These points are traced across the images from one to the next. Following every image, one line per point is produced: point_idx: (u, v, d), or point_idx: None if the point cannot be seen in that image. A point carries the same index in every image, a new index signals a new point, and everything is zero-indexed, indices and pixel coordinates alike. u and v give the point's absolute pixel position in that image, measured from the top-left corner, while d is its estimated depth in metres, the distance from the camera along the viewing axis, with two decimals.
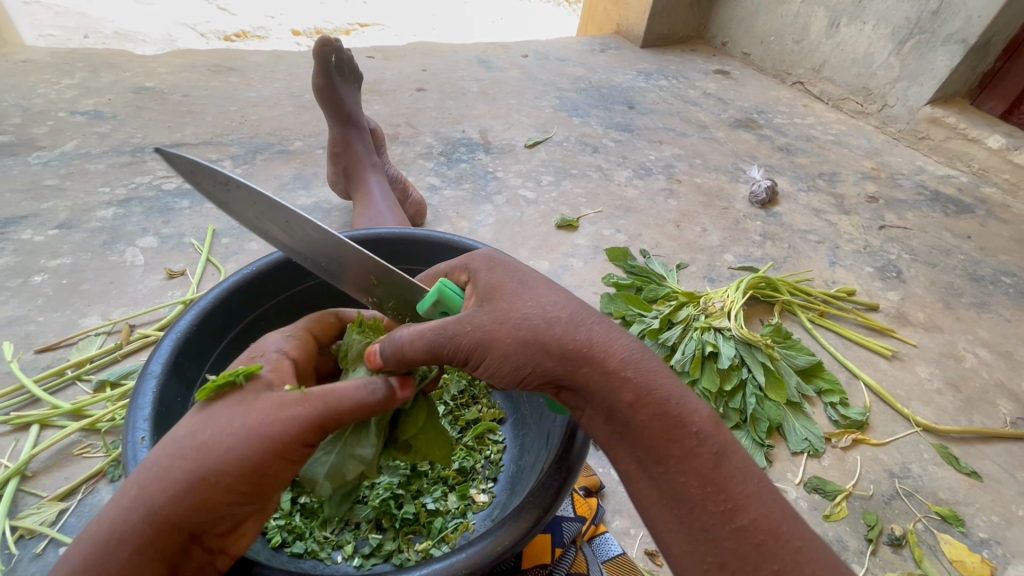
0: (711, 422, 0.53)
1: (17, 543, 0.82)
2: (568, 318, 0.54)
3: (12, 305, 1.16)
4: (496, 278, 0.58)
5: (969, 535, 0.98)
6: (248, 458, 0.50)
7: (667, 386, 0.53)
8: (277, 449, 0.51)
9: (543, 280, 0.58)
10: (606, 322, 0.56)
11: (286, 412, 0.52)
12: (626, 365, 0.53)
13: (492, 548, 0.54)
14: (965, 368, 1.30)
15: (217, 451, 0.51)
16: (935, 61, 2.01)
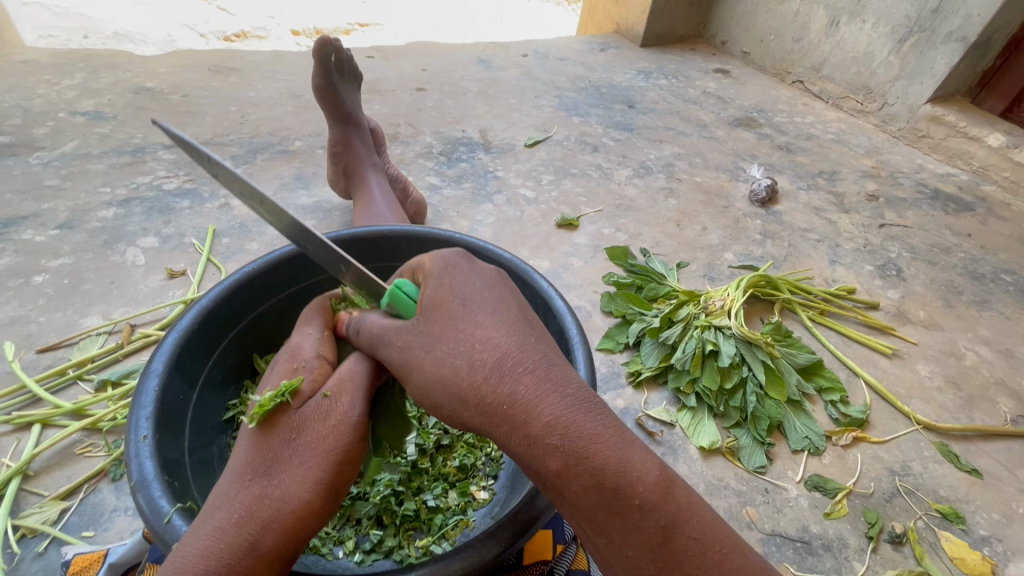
0: (659, 488, 0.50)
1: (19, 543, 0.82)
2: (499, 368, 0.53)
3: (13, 306, 1.16)
4: (435, 310, 0.58)
5: (970, 533, 0.99)
6: (322, 476, 0.55)
7: (606, 447, 0.50)
8: (344, 450, 0.56)
9: (476, 322, 0.56)
10: (545, 368, 0.54)
11: (331, 417, 0.58)
12: (556, 427, 0.51)
13: (489, 548, 0.55)
14: (965, 365, 1.30)
15: (290, 481, 0.54)
16: (935, 59, 2.01)
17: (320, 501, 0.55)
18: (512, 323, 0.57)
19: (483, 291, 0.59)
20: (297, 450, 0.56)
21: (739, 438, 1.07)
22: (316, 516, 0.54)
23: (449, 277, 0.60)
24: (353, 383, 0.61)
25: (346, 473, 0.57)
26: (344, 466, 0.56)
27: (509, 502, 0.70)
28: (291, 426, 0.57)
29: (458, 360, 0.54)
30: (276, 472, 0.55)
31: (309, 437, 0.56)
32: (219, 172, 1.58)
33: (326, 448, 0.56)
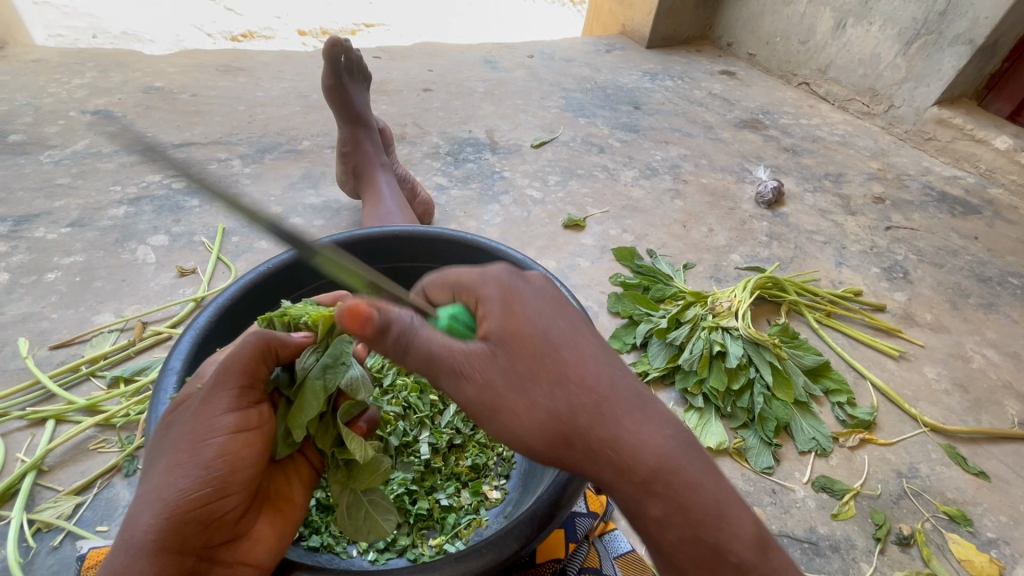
0: (755, 543, 0.50)
1: (35, 536, 0.83)
2: (597, 414, 0.50)
3: (26, 303, 1.17)
4: (517, 341, 0.51)
5: (977, 535, 0.99)
6: (187, 458, 0.53)
7: (708, 496, 0.50)
8: (209, 428, 0.55)
9: (575, 350, 0.52)
10: (638, 412, 0.51)
11: (196, 401, 0.57)
12: (659, 476, 0.50)
13: (507, 549, 0.56)
14: (972, 368, 1.30)
15: (158, 473, 0.53)
16: (942, 61, 2.01)
17: (192, 488, 0.52)
18: (597, 362, 0.52)
19: (560, 320, 0.53)
20: (165, 443, 0.55)
21: (746, 439, 1.07)
22: (191, 498, 0.52)
23: (517, 299, 0.53)
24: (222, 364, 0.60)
25: (223, 449, 0.55)
26: (216, 441, 0.54)
27: (522, 503, 0.71)
28: (162, 427, 0.58)
29: (553, 405, 0.50)
30: (148, 472, 0.55)
31: (174, 429, 0.56)
32: (228, 171, 1.59)
33: (188, 431, 0.54)
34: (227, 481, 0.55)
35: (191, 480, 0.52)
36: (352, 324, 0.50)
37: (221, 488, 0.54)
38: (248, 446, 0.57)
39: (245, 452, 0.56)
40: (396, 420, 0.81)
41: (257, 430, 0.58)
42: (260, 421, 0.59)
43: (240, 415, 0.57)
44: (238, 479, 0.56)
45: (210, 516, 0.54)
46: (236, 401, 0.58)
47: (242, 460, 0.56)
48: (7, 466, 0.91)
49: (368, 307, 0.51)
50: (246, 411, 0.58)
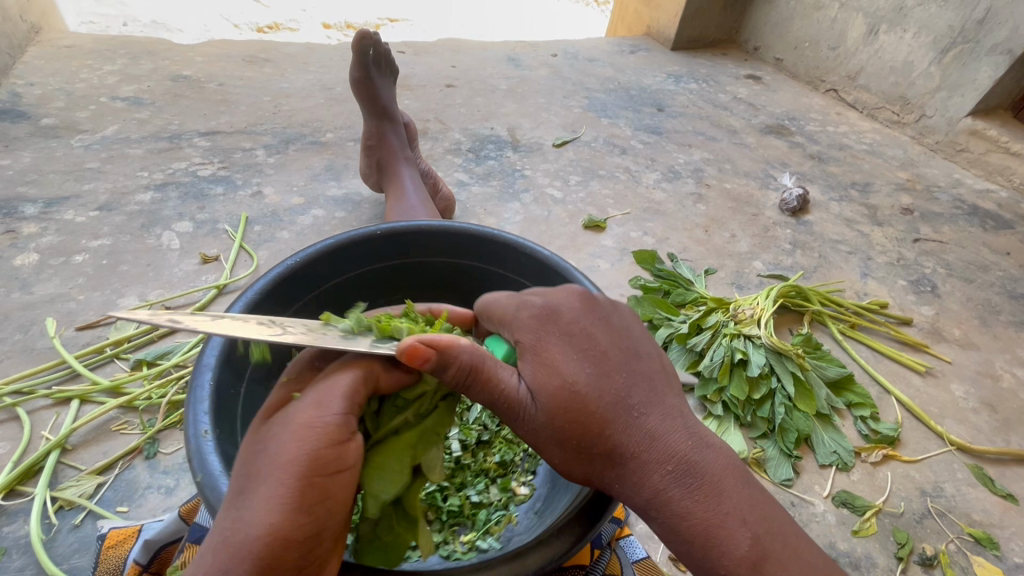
0: (745, 560, 0.54)
1: (57, 514, 0.84)
2: (603, 454, 0.58)
3: (55, 284, 1.19)
4: (541, 384, 0.58)
5: (1004, 559, 0.96)
6: (285, 494, 0.46)
7: (699, 517, 0.55)
8: (310, 459, 0.48)
9: (581, 390, 0.58)
10: (640, 450, 0.58)
11: (296, 419, 0.50)
12: (654, 502, 0.57)
13: (553, 549, 0.55)
14: (1002, 388, 1.26)
15: (253, 505, 0.46)
16: (978, 71, 1.96)
17: (296, 526, 0.46)
18: (606, 406, 0.58)
19: (582, 364, 0.59)
20: (261, 467, 0.48)
21: (765, 449, 1.06)
22: (287, 543, 0.46)
23: (542, 346, 0.60)
24: (330, 382, 0.54)
25: (320, 491, 0.48)
26: (317, 478, 0.48)
27: (553, 498, 0.70)
28: (256, 445, 0.51)
29: (567, 441, 0.58)
30: (239, 499, 0.48)
31: (272, 450, 0.49)
32: (252, 160, 1.60)
33: (287, 458, 0.48)
34: (320, 529, 0.48)
35: (288, 521, 0.46)
36: (412, 363, 0.54)
37: (315, 535, 0.48)
38: (342, 484, 0.51)
39: (337, 493, 0.50)
40: None
41: (350, 466, 0.52)
42: (356, 454, 0.53)
43: (340, 447, 0.51)
44: (332, 522, 0.49)
45: (302, 565, 0.47)
46: (342, 422, 0.52)
47: (334, 497, 0.50)
48: (32, 445, 0.93)
49: (425, 350, 0.54)
50: (346, 442, 0.51)
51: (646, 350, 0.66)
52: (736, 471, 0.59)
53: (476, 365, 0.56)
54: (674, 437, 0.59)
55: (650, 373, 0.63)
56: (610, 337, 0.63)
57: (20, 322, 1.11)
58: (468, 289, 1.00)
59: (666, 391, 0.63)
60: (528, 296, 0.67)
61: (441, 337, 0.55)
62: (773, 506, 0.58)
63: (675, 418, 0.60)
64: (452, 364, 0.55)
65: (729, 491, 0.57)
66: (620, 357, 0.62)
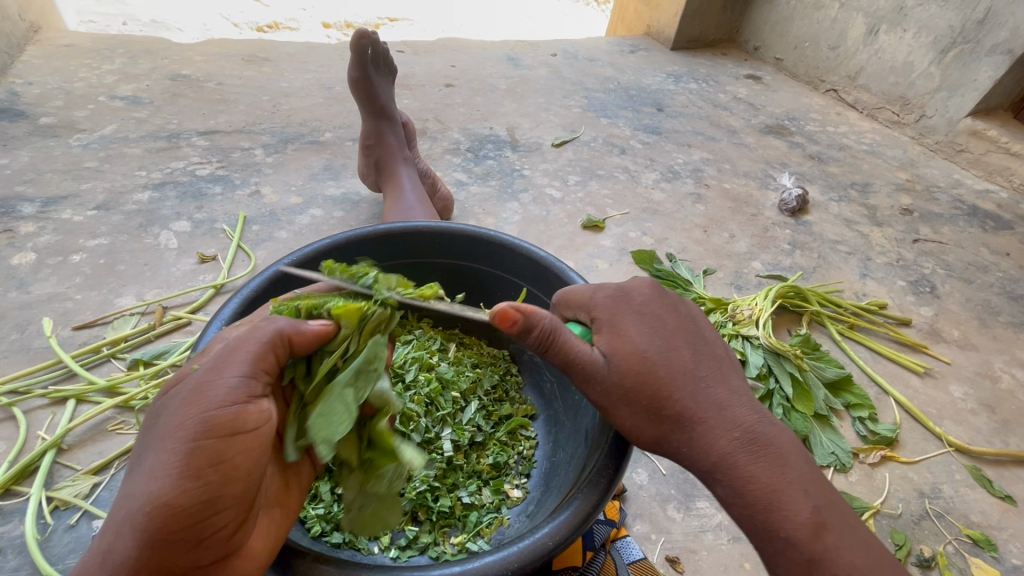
0: (807, 527, 0.54)
1: (52, 514, 0.84)
2: (670, 416, 0.59)
3: (52, 283, 1.19)
4: (613, 351, 0.60)
5: (1002, 561, 0.96)
6: (172, 462, 0.44)
7: (763, 483, 0.56)
8: (200, 424, 0.46)
9: (650, 355, 0.60)
10: (707, 414, 0.58)
11: (191, 386, 0.48)
12: (718, 467, 0.57)
13: (541, 542, 0.55)
14: (1001, 389, 1.26)
15: (142, 475, 0.45)
16: (978, 72, 1.96)
17: (183, 494, 0.44)
18: (673, 372, 0.59)
19: (653, 335, 0.61)
20: (153, 437, 0.47)
21: None
22: (173, 513, 0.44)
23: (617, 319, 0.62)
24: (232, 347, 0.51)
25: (213, 456, 0.46)
26: (210, 442, 0.46)
27: (546, 502, 0.71)
28: (154, 414, 0.50)
29: (635, 401, 0.59)
30: (135, 468, 0.47)
31: (163, 420, 0.47)
32: (250, 159, 1.60)
33: (174, 425, 0.46)
34: (214, 495, 0.46)
35: (172, 491, 0.44)
36: (502, 325, 0.57)
37: (208, 501, 0.45)
38: (247, 451, 0.48)
39: (236, 460, 0.47)
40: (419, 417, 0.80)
41: (256, 431, 0.49)
42: (262, 419, 0.50)
43: (238, 410, 0.48)
44: (230, 489, 0.47)
45: (199, 530, 0.45)
46: (240, 389, 0.49)
47: (234, 463, 0.47)
48: (28, 444, 0.93)
49: (513, 313, 0.57)
50: (245, 405, 0.49)
51: (717, 336, 0.67)
52: (802, 451, 0.60)
53: (556, 330, 0.59)
54: (741, 409, 0.60)
55: (721, 352, 0.64)
56: (678, 315, 0.65)
57: (17, 322, 1.11)
58: (464, 290, 1.00)
59: (732, 368, 0.64)
60: (602, 279, 0.69)
61: (528, 303, 0.58)
62: (837, 487, 0.59)
63: (741, 393, 0.61)
64: (534, 329, 0.58)
65: (795, 463, 0.57)
66: (688, 331, 0.63)
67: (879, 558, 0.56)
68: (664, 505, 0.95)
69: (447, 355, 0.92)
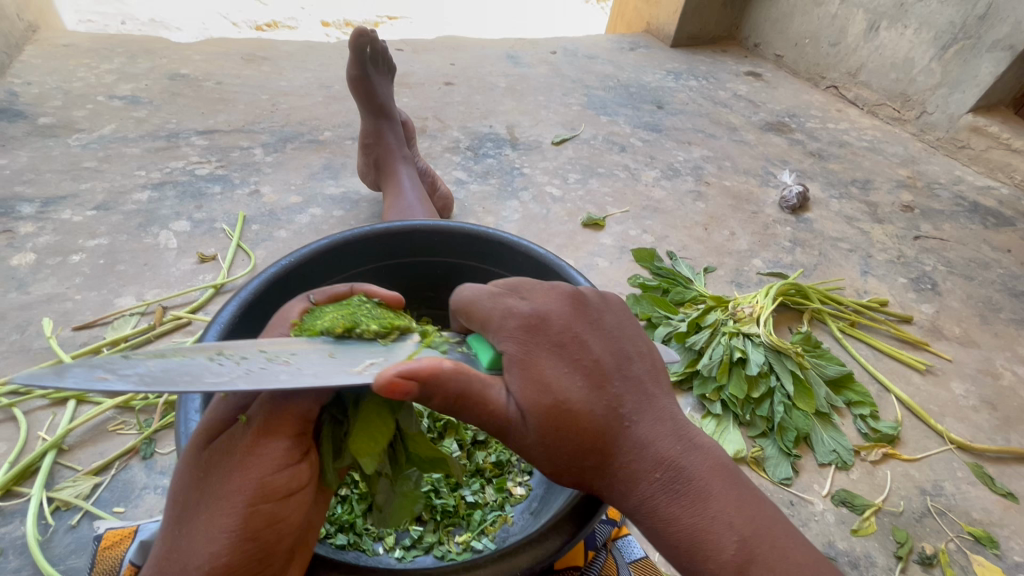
0: (732, 564, 0.53)
1: (53, 514, 0.84)
2: (592, 464, 0.56)
3: (52, 283, 1.19)
4: (528, 398, 0.55)
5: (1004, 558, 0.96)
6: (232, 524, 0.48)
7: (685, 523, 0.55)
8: (257, 490, 0.49)
9: (567, 402, 0.55)
10: (627, 459, 0.56)
11: (243, 448, 0.50)
12: (641, 509, 0.56)
13: (544, 545, 0.55)
14: (1002, 386, 1.26)
15: (201, 534, 0.48)
16: (979, 67, 1.95)
17: (236, 554, 0.48)
18: (596, 417, 0.56)
19: (571, 376, 0.56)
20: (207, 494, 0.50)
21: (765, 448, 1.05)
22: (231, 568, 0.48)
23: (531, 359, 0.56)
24: (281, 403, 0.52)
25: (267, 517, 0.49)
26: (265, 505, 0.49)
27: (548, 500, 0.70)
28: (201, 465, 0.51)
29: (556, 455, 0.56)
30: (190, 520, 0.50)
31: (219, 478, 0.50)
32: (249, 159, 1.60)
33: (233, 490, 0.49)
34: (268, 550, 0.50)
35: (232, 551, 0.48)
36: (391, 397, 0.49)
37: (262, 556, 0.50)
38: (297, 506, 0.52)
39: (290, 517, 0.51)
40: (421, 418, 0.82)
41: (306, 484, 0.53)
42: (309, 474, 0.54)
43: (289, 471, 0.51)
44: (280, 543, 0.51)
45: None
46: (291, 449, 0.52)
47: (285, 520, 0.51)
48: (29, 444, 0.93)
49: (405, 384, 0.49)
50: (297, 464, 0.52)
51: (639, 351, 0.63)
52: (724, 470, 0.58)
53: (464, 390, 0.52)
54: (662, 444, 0.57)
55: (641, 377, 0.60)
56: (602, 343, 0.60)
57: (17, 322, 1.11)
58: None
59: (655, 392, 0.61)
60: (513, 297, 0.62)
61: (421, 367, 0.50)
62: (763, 509, 0.57)
63: (664, 422, 0.59)
64: (436, 393, 0.51)
65: (717, 494, 0.56)
66: (613, 362, 0.59)
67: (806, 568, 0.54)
68: None
69: None
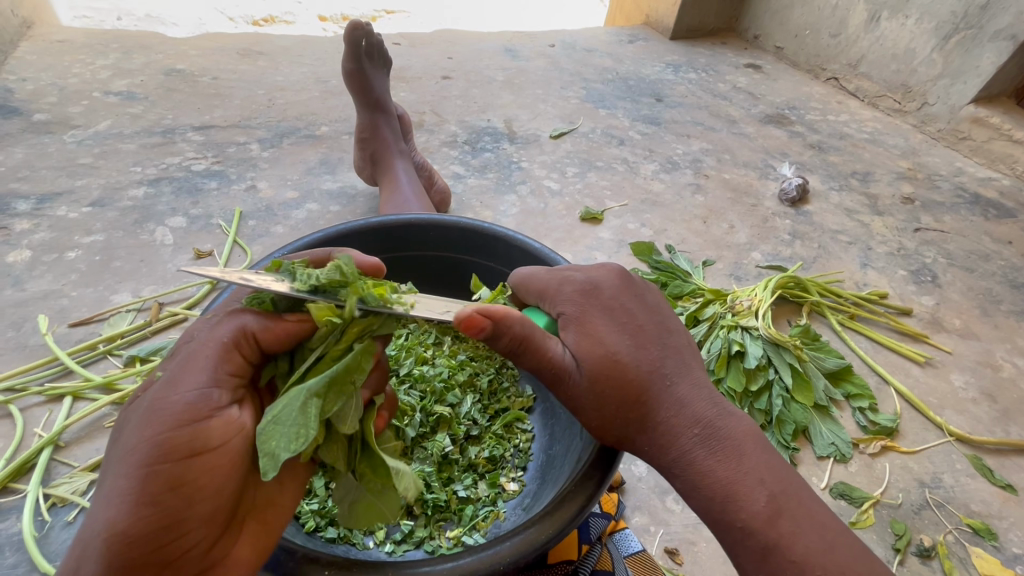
0: (764, 515, 0.55)
1: (50, 511, 0.84)
2: (634, 418, 0.59)
3: (47, 280, 1.19)
4: (582, 352, 0.59)
5: (1002, 550, 0.96)
6: (125, 486, 0.45)
7: (718, 476, 0.57)
8: (155, 447, 0.46)
9: (615, 356, 0.59)
10: (668, 413, 0.59)
11: (148, 404, 0.48)
12: (679, 462, 0.59)
13: (536, 537, 0.55)
14: (1002, 378, 1.25)
15: (102, 501, 0.45)
16: (981, 57, 1.94)
17: (134, 518, 0.44)
18: (641, 372, 0.59)
19: (620, 336, 0.60)
20: (113, 459, 0.47)
21: None
22: (131, 535, 0.44)
23: (586, 318, 0.61)
24: (191, 355, 0.51)
25: (170, 477, 0.45)
26: (165, 464, 0.45)
27: (541, 495, 0.71)
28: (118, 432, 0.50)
29: (602, 407, 0.59)
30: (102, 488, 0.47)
31: (124, 440, 0.47)
32: (246, 154, 1.59)
33: (131, 448, 0.46)
34: (176, 517, 0.46)
35: (129, 514, 0.44)
36: (468, 332, 0.53)
37: (171, 523, 0.45)
38: (211, 468, 0.48)
39: (199, 479, 0.47)
40: (414, 411, 0.81)
41: (225, 443, 0.49)
42: (230, 432, 0.50)
43: (196, 427, 0.47)
44: (191, 509, 0.46)
45: (161, 553, 0.46)
46: (200, 401, 0.48)
47: (195, 483, 0.47)
48: (25, 441, 0.93)
49: (482, 319, 0.53)
50: (207, 420, 0.48)
51: (678, 328, 0.67)
52: (756, 436, 0.61)
53: (528, 335, 0.56)
54: (699, 404, 0.60)
55: (680, 348, 0.64)
56: (647, 313, 0.64)
57: (13, 320, 1.11)
58: (459, 283, 0.99)
59: (693, 363, 0.64)
60: (569, 270, 0.67)
61: (497, 307, 0.54)
62: (791, 471, 0.59)
63: (702, 387, 0.62)
64: (506, 333, 0.55)
65: (751, 452, 0.59)
66: (655, 330, 0.63)
67: (829, 535, 0.56)
68: (663, 497, 0.95)
69: (442, 349, 0.92)
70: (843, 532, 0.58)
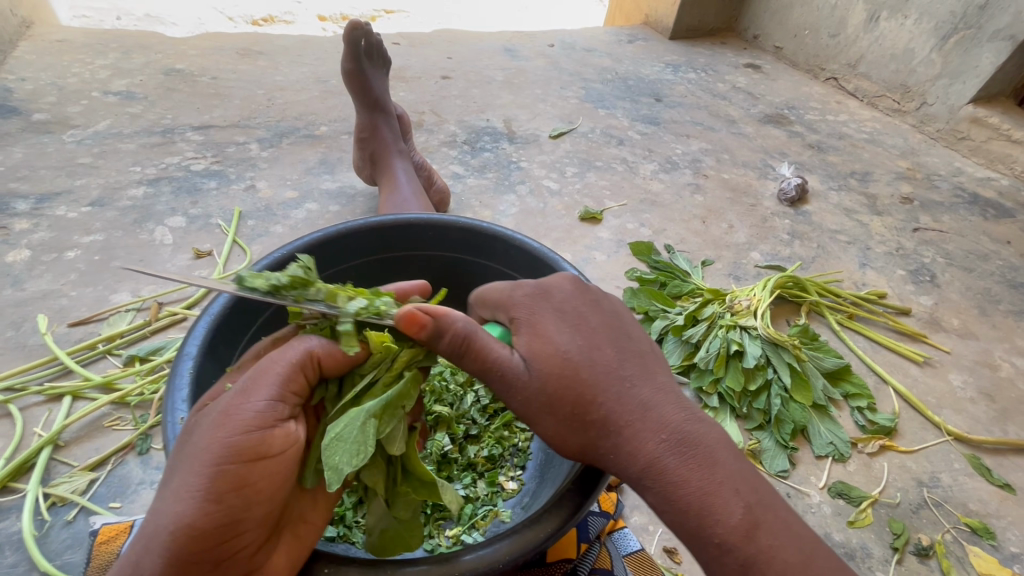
0: (740, 529, 0.52)
1: (50, 510, 0.84)
2: (592, 421, 0.57)
3: (47, 280, 1.19)
4: (533, 352, 0.59)
5: (1000, 549, 0.96)
6: (196, 485, 0.46)
7: (692, 486, 0.54)
8: (224, 451, 0.47)
9: (571, 356, 0.58)
10: (631, 416, 0.57)
11: (220, 409, 0.50)
12: (647, 472, 0.55)
13: (532, 537, 0.55)
14: (1000, 377, 1.26)
15: (170, 494, 0.47)
16: (980, 57, 1.94)
17: (200, 514, 0.46)
18: (595, 372, 0.58)
19: (571, 336, 0.60)
20: (183, 456, 0.49)
21: (761, 441, 1.06)
22: (197, 531, 0.46)
23: (536, 319, 0.61)
24: (262, 369, 0.52)
25: (235, 479, 0.47)
26: (233, 467, 0.47)
27: (539, 493, 0.71)
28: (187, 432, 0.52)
29: (557, 408, 0.57)
30: (168, 482, 0.49)
31: (194, 440, 0.49)
32: (245, 154, 1.59)
33: (202, 448, 0.47)
34: (237, 518, 0.48)
35: (196, 512, 0.46)
36: (408, 329, 0.55)
37: (231, 522, 0.47)
38: (271, 474, 0.50)
39: (260, 482, 0.49)
40: None
41: (283, 452, 0.51)
42: (289, 442, 0.52)
43: (263, 435, 0.49)
44: (248, 512, 0.48)
45: (218, 550, 0.48)
46: (268, 411, 0.50)
47: (254, 487, 0.49)
48: (24, 440, 0.93)
49: (422, 315, 0.55)
50: (272, 429, 0.50)
51: (639, 333, 0.66)
52: (729, 445, 0.58)
53: (470, 334, 0.57)
54: (665, 408, 0.58)
55: (640, 351, 0.63)
56: (601, 315, 0.64)
57: (13, 319, 1.11)
58: (459, 283, 0.99)
59: (657, 368, 0.62)
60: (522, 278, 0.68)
61: (437, 305, 0.57)
62: (766, 481, 0.56)
63: (667, 391, 0.60)
64: (445, 332, 0.56)
65: (724, 461, 0.55)
66: (612, 332, 0.63)
67: (813, 549, 0.53)
68: None
69: None
70: (823, 548, 0.54)
